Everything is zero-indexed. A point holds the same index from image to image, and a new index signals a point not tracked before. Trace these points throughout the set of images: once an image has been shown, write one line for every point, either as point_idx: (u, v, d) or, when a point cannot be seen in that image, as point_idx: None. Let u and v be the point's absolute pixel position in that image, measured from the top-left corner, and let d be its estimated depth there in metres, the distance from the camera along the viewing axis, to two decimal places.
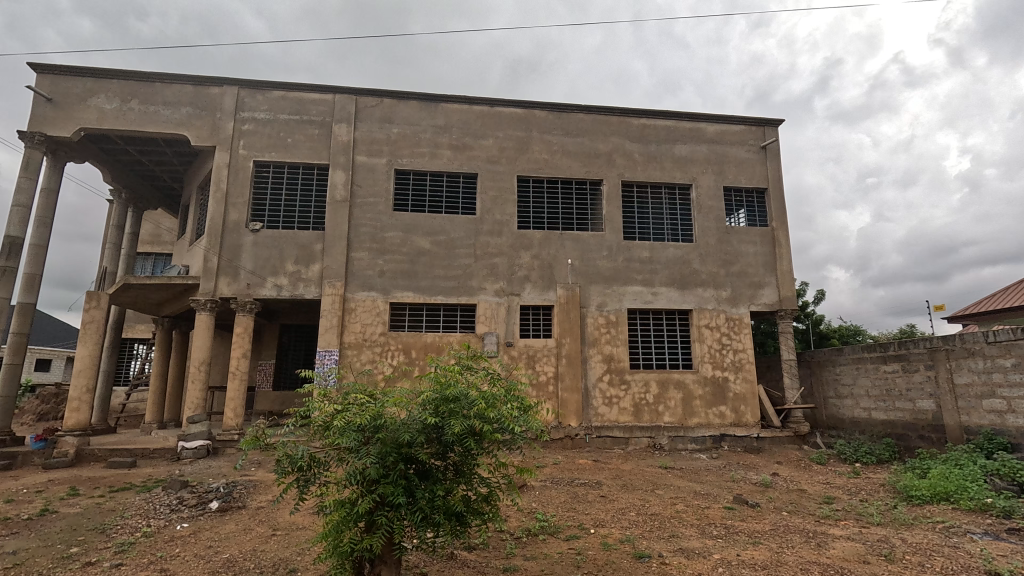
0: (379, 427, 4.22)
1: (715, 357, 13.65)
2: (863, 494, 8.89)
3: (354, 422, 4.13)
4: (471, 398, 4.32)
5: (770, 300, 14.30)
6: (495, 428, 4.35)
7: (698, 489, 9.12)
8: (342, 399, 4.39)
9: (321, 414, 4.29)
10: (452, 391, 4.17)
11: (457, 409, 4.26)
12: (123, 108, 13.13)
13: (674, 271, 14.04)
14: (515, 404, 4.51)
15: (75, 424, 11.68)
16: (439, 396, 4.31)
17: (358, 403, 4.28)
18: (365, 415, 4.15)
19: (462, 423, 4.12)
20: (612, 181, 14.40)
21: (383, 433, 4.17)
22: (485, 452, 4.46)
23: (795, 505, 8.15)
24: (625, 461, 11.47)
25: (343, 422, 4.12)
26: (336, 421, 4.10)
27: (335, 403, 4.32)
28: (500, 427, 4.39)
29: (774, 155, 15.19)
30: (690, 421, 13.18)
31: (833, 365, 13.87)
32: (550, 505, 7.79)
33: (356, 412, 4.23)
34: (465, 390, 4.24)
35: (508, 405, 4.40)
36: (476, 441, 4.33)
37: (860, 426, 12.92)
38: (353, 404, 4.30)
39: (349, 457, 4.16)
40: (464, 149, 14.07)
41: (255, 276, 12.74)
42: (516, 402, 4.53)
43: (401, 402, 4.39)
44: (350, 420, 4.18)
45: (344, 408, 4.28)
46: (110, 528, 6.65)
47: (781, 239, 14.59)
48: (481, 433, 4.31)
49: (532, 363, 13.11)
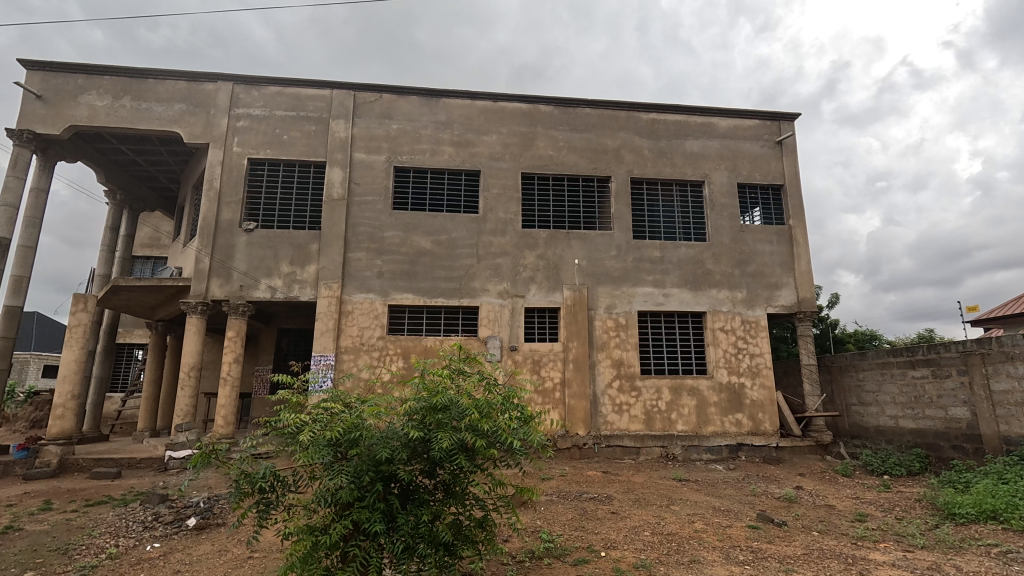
0: (355, 440, 3.64)
1: (731, 362, 12.94)
2: (898, 511, 8.16)
3: (325, 436, 3.55)
4: (462, 407, 3.74)
5: (789, 302, 13.59)
6: (490, 442, 3.76)
7: (717, 504, 8.42)
8: (314, 408, 3.80)
9: (289, 427, 3.69)
10: (440, 400, 3.58)
11: (445, 420, 3.68)
12: (115, 105, 12.72)
13: (687, 271, 13.38)
14: (513, 415, 3.91)
15: (58, 433, 11.15)
16: (425, 404, 3.72)
17: (331, 413, 3.70)
18: (338, 428, 3.55)
19: (450, 437, 3.53)
20: (621, 178, 13.80)
21: (359, 448, 3.58)
22: (480, 470, 3.87)
23: (827, 525, 7.43)
24: (636, 472, 10.78)
25: (312, 437, 3.52)
26: (304, 435, 3.51)
27: (304, 413, 3.73)
28: (496, 441, 3.80)
29: (790, 150, 14.52)
30: (705, 430, 12.46)
31: (855, 370, 13.13)
32: (556, 523, 7.14)
33: (326, 424, 3.64)
34: (456, 399, 3.66)
35: (506, 416, 3.81)
36: (467, 458, 3.74)
37: (886, 435, 12.16)
38: (325, 414, 3.71)
39: (321, 477, 3.58)
40: (466, 146, 13.53)
41: (248, 278, 12.21)
42: (516, 412, 3.94)
43: (382, 410, 3.80)
44: (320, 433, 3.60)
45: (315, 419, 3.70)
46: (74, 549, 6.08)
47: (799, 238, 13.89)
48: (473, 448, 3.73)
49: (538, 369, 12.46)
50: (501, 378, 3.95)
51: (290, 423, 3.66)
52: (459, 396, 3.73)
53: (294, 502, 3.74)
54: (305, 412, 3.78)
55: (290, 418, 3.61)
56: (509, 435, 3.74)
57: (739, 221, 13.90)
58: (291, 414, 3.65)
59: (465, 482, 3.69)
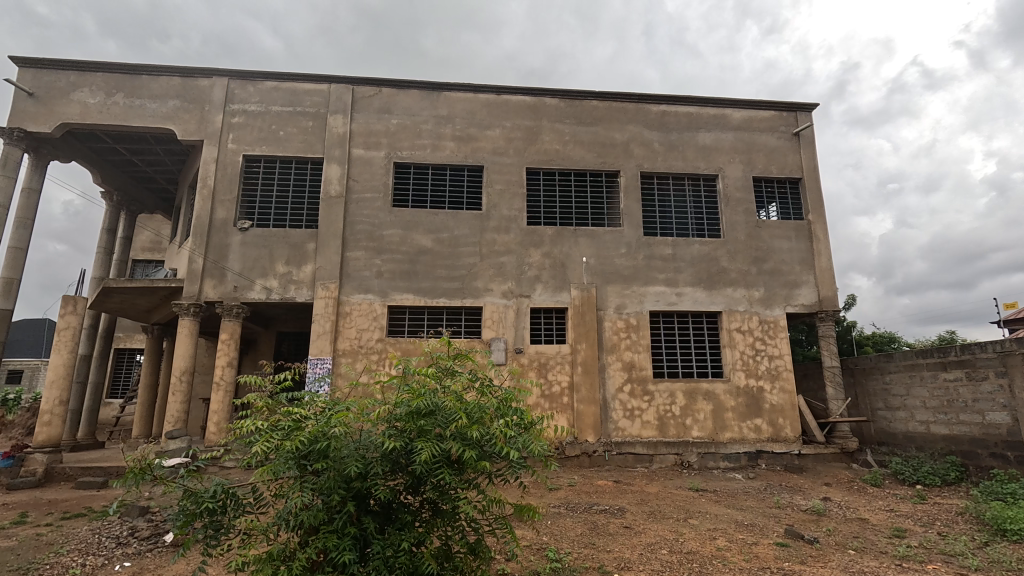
0: (323, 451, 3.11)
1: (748, 364, 12.25)
2: (940, 526, 7.45)
3: (287, 447, 3.01)
4: (448, 411, 3.20)
5: (809, 301, 12.89)
6: (481, 453, 3.21)
7: (738, 518, 7.75)
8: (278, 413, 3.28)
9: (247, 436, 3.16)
10: (427, 404, 3.04)
11: (429, 427, 3.14)
12: (108, 102, 12.38)
13: (700, 269, 12.75)
14: (509, 420, 3.38)
15: (45, 440, 10.49)
16: (408, 407, 3.18)
17: (294, 416, 3.16)
18: (301, 437, 3.01)
19: (434, 447, 2.99)
20: (630, 173, 13.22)
21: (328, 461, 3.04)
22: (474, 487, 3.32)
23: (863, 542, 6.75)
24: (650, 482, 10.13)
25: (270, 448, 2.99)
26: (261, 445, 2.98)
27: (265, 419, 3.19)
28: (489, 451, 3.25)
29: (808, 142, 13.85)
30: (722, 436, 11.77)
31: (881, 373, 12.41)
32: (564, 540, 6.51)
33: (288, 432, 3.11)
34: (445, 403, 3.11)
35: (501, 420, 3.27)
36: (454, 471, 3.19)
37: (916, 442, 11.41)
38: (289, 418, 3.17)
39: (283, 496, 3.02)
40: (469, 141, 13.03)
41: (242, 279, 11.76)
42: (515, 417, 3.41)
43: (358, 414, 3.28)
44: (282, 444, 3.07)
45: (277, 425, 3.18)
46: (36, 569, 5.56)
47: (819, 233, 13.21)
48: (461, 459, 3.18)
49: (544, 372, 11.85)
50: (497, 379, 3.43)
51: (246, 430, 3.12)
52: (447, 398, 3.20)
53: (252, 525, 3.21)
54: (266, 418, 3.25)
55: (245, 425, 3.07)
56: (507, 443, 3.20)
57: (755, 216, 13.25)
58: (246, 419, 3.11)
59: (456, 505, 3.12)
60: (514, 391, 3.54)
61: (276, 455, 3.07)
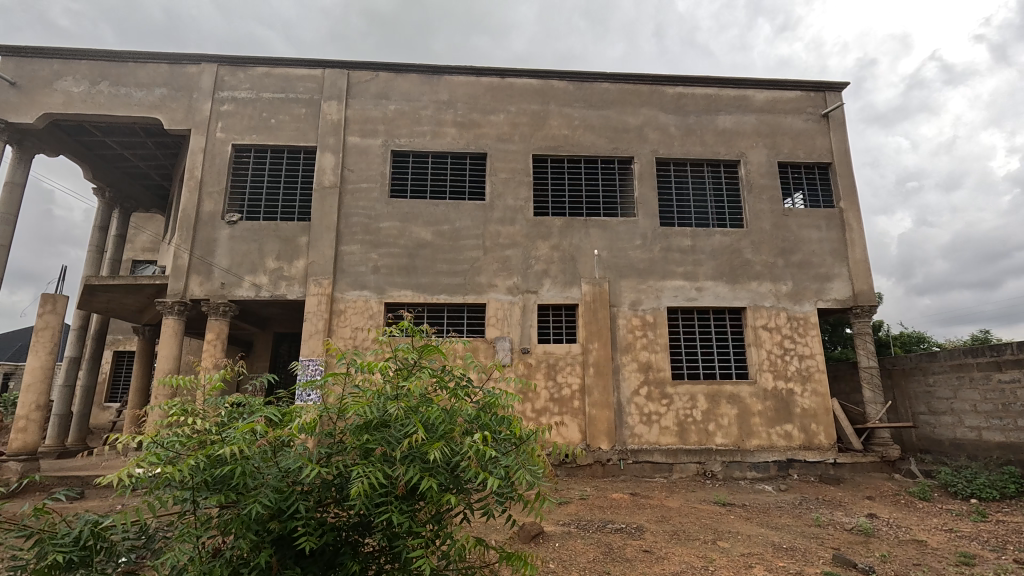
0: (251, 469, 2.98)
1: (776, 364, 11.21)
2: (1014, 552, 6.41)
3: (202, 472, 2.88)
4: (397, 429, 3.06)
5: (842, 295, 11.82)
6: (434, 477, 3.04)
7: (776, 540, 6.77)
8: (197, 425, 3.15)
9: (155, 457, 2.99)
10: (371, 418, 2.83)
11: (375, 446, 3.02)
12: (93, 91, 11.77)
13: (722, 261, 11.76)
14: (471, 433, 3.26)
15: (20, 448, 9.93)
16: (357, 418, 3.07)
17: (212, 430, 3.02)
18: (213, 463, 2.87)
19: (372, 474, 2.83)
20: (644, 159, 12.29)
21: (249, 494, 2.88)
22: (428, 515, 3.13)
23: (926, 571, 5.74)
24: (670, 495, 9.16)
25: (175, 472, 2.82)
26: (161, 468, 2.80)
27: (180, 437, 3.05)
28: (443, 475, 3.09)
29: (838, 124, 12.79)
30: (749, 443, 10.74)
31: (923, 373, 11.32)
32: (574, 567, 5.66)
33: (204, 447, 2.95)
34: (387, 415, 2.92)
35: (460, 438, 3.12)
36: (401, 499, 3.01)
37: (966, 450, 10.28)
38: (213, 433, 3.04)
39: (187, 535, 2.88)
40: (472, 127, 12.22)
41: (230, 275, 11.04)
42: (485, 428, 3.31)
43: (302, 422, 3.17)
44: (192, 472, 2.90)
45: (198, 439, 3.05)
46: None
47: (851, 222, 12.15)
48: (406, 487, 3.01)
49: (553, 374, 10.92)
50: (463, 385, 3.34)
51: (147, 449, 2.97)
52: (399, 407, 3.06)
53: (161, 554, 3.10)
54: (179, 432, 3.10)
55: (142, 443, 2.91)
56: (472, 460, 3.06)
57: (781, 204, 12.22)
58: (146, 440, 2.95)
59: (410, 535, 2.99)
60: (493, 397, 3.45)
61: (188, 477, 2.93)
